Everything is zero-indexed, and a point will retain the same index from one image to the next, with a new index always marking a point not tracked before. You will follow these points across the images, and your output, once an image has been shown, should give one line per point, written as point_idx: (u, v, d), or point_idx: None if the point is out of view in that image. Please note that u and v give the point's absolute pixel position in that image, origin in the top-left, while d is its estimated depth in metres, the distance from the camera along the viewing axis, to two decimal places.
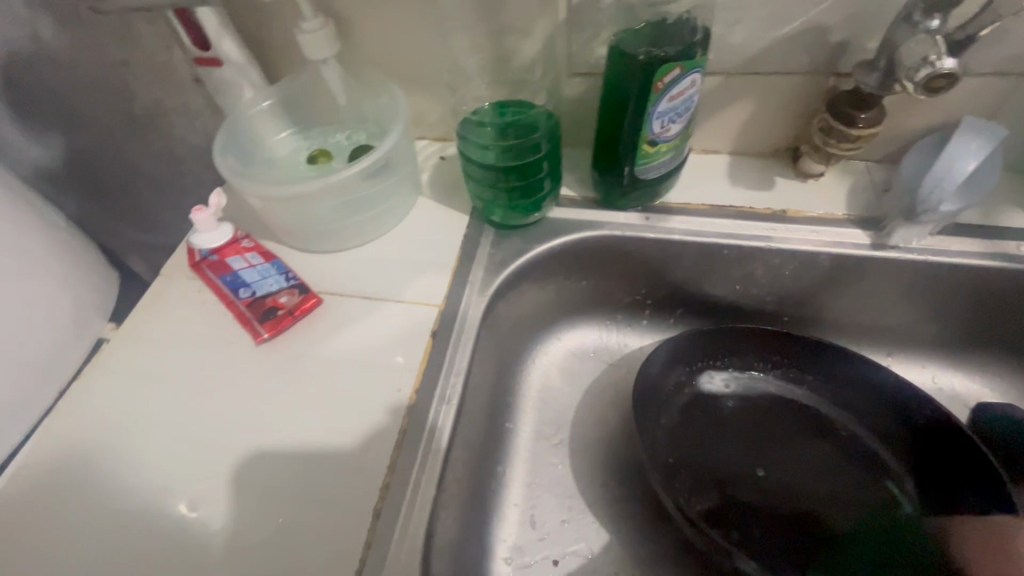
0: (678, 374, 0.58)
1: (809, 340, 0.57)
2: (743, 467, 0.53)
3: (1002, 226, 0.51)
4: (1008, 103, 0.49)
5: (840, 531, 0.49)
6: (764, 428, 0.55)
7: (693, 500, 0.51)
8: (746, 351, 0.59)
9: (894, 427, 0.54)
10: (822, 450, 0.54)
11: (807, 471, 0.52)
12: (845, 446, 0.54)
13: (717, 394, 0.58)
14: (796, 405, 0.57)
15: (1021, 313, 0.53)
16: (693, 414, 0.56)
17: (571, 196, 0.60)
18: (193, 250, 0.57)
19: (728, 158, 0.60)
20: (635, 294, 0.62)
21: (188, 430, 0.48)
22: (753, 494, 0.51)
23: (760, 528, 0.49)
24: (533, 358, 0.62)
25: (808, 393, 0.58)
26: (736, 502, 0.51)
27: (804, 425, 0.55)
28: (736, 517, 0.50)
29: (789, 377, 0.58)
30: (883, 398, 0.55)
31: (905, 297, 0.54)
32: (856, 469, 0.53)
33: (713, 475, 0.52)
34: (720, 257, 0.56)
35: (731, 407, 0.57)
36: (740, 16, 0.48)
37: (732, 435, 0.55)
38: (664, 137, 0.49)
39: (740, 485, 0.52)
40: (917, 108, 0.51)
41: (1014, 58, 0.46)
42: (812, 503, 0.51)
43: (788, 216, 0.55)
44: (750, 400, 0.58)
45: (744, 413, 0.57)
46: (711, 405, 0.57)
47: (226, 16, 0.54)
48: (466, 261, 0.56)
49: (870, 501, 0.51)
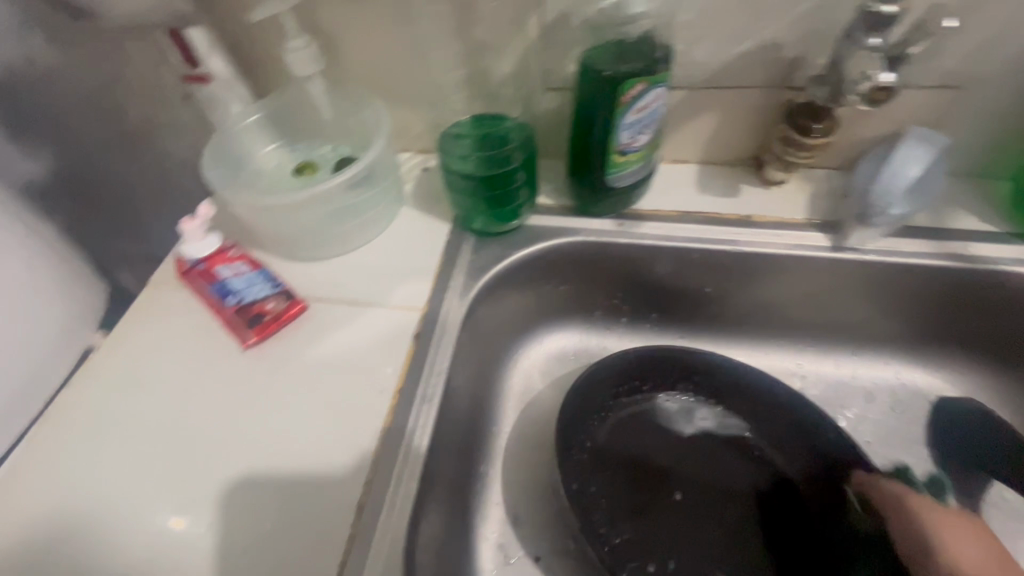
0: (603, 401, 0.60)
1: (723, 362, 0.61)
2: (660, 496, 0.55)
3: (952, 227, 0.55)
4: (951, 113, 0.52)
5: (748, 554, 0.52)
6: (683, 454, 0.58)
7: (613, 532, 0.53)
8: (666, 373, 0.62)
9: (802, 446, 0.57)
10: (734, 468, 0.57)
11: (719, 494, 0.55)
12: (755, 462, 0.57)
13: (642, 418, 0.60)
14: (711, 426, 0.60)
15: (976, 309, 0.55)
16: (616, 438, 0.59)
17: (548, 204, 0.62)
18: (182, 258, 0.58)
19: (696, 167, 0.63)
20: (612, 298, 0.64)
21: (173, 436, 0.49)
22: (670, 526, 0.54)
23: (674, 560, 0.52)
24: (515, 362, 0.64)
25: (721, 411, 0.61)
26: (654, 533, 0.53)
27: (717, 446, 0.58)
28: (654, 550, 0.52)
29: (705, 395, 0.61)
30: (790, 419, 0.58)
31: (867, 296, 0.57)
32: (765, 487, 0.56)
33: (634, 508, 0.54)
34: (691, 261, 0.59)
35: (652, 430, 0.59)
36: (701, 34, 0.51)
37: (652, 463, 0.57)
38: (632, 147, 0.52)
39: (658, 516, 0.54)
40: (868, 119, 0.54)
41: (952, 71, 0.49)
42: (722, 527, 0.54)
43: (753, 221, 0.58)
44: (671, 424, 0.60)
45: (665, 439, 0.59)
46: (634, 428, 0.60)
47: (215, 35, 0.57)
48: (448, 267, 0.58)
49: (776, 516, 0.54)
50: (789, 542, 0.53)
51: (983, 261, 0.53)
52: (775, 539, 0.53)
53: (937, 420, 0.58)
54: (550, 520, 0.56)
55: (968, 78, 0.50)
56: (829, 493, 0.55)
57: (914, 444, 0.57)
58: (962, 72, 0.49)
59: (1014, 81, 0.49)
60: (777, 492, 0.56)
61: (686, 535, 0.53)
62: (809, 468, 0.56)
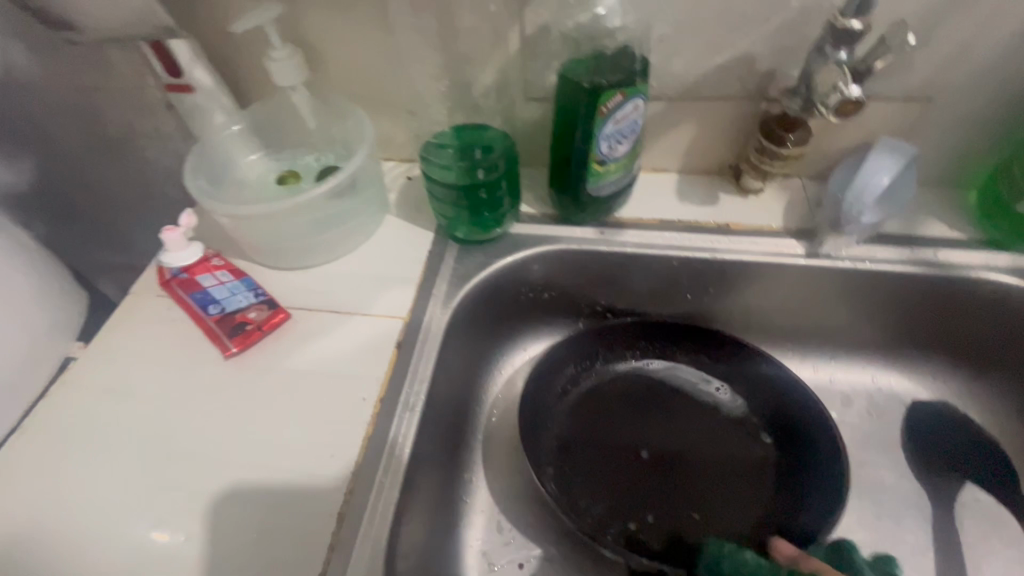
0: (566, 374, 0.62)
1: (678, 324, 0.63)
2: (628, 456, 0.56)
3: (922, 235, 0.56)
4: (920, 124, 0.54)
5: (720, 498, 0.54)
6: (644, 410, 0.60)
7: (592, 502, 0.54)
8: (625, 341, 0.64)
9: (749, 392, 0.60)
10: (694, 420, 0.59)
11: (684, 446, 0.57)
12: (712, 412, 0.60)
13: (602, 382, 0.62)
14: (670, 384, 0.62)
15: (947, 314, 0.57)
16: (582, 409, 0.60)
17: (531, 213, 0.63)
18: (164, 268, 0.58)
19: (675, 176, 0.64)
20: (594, 305, 0.65)
21: (152, 445, 0.49)
22: (641, 482, 0.55)
23: (651, 515, 0.53)
24: (499, 369, 0.65)
25: (677, 368, 0.63)
26: (631, 496, 0.54)
27: (676, 403, 0.61)
28: (631, 510, 0.53)
29: (660, 354, 0.64)
30: (738, 370, 0.61)
31: (842, 301, 0.59)
32: (724, 434, 0.58)
33: (604, 473, 0.56)
34: (671, 268, 0.60)
35: (615, 397, 0.61)
36: (677, 48, 0.52)
37: (616, 425, 0.59)
38: (612, 157, 0.52)
39: (628, 476, 0.55)
40: (841, 130, 0.56)
41: (919, 84, 0.51)
42: (693, 477, 0.55)
43: (731, 229, 0.59)
44: (629, 384, 0.62)
45: (626, 399, 0.61)
46: (598, 398, 0.61)
47: (198, 45, 0.57)
48: (431, 275, 0.59)
49: (739, 461, 0.56)
50: (751, 481, 0.55)
51: (953, 267, 0.54)
52: (742, 484, 0.55)
53: (912, 422, 0.60)
54: (534, 527, 0.56)
55: (934, 91, 0.51)
56: (776, 426, 0.58)
57: (889, 447, 0.58)
58: (928, 85, 0.51)
59: (976, 94, 0.51)
60: (736, 439, 0.58)
61: (660, 490, 0.55)
62: (753, 405, 0.60)
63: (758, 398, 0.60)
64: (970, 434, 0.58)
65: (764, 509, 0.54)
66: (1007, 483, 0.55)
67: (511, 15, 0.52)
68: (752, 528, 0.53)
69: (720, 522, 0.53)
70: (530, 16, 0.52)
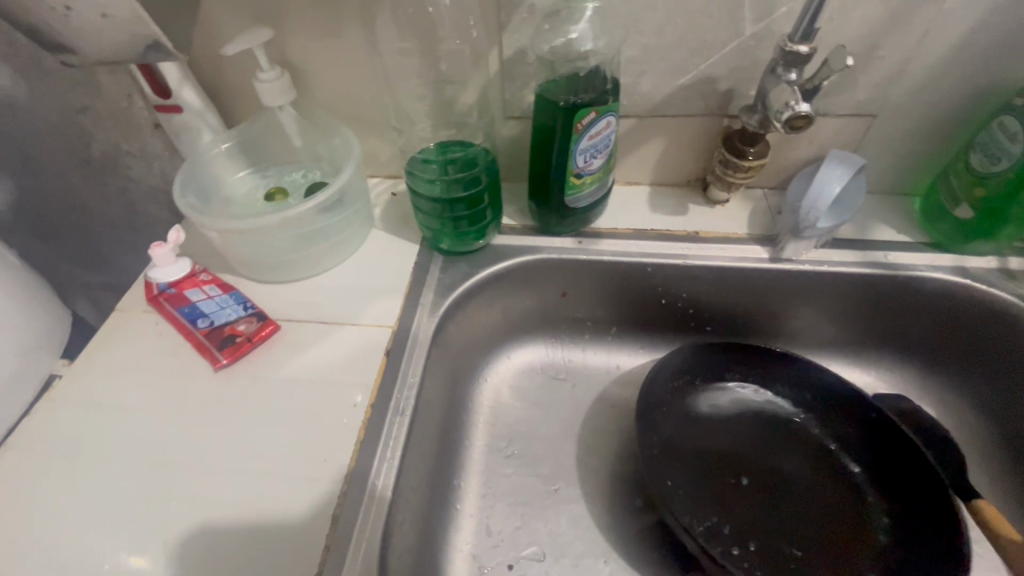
0: (665, 399, 0.63)
1: (771, 351, 0.65)
2: (729, 484, 0.58)
3: (872, 239, 0.61)
4: (867, 138, 0.59)
5: (821, 530, 0.55)
6: (743, 440, 0.61)
7: (697, 521, 0.56)
8: (721, 366, 0.65)
9: (849, 421, 0.61)
10: (793, 452, 0.61)
11: (785, 477, 0.59)
12: (809, 444, 0.61)
13: (696, 409, 0.63)
14: (766, 411, 0.64)
15: (903, 313, 0.61)
16: (682, 429, 0.62)
17: (512, 224, 0.66)
18: (151, 284, 0.59)
19: (647, 188, 0.68)
20: (577, 314, 0.69)
21: (143, 458, 0.49)
22: (746, 510, 0.56)
23: (755, 543, 0.55)
24: (486, 376, 0.68)
25: (773, 396, 0.65)
26: (733, 520, 0.56)
27: (773, 432, 0.62)
28: (734, 536, 0.55)
29: (756, 383, 0.65)
30: (839, 399, 0.62)
31: (806, 301, 0.62)
32: (823, 467, 0.60)
33: (707, 496, 0.57)
34: (645, 275, 0.63)
35: (709, 421, 0.63)
36: (645, 69, 0.56)
37: (714, 450, 0.61)
38: (588, 170, 0.56)
39: (731, 501, 0.57)
40: (796, 144, 0.61)
41: (863, 102, 0.56)
42: (791, 506, 0.57)
43: (701, 237, 0.63)
44: (727, 411, 0.64)
45: (721, 426, 0.63)
46: (695, 420, 0.63)
47: (187, 67, 0.59)
48: (417, 285, 0.60)
49: (839, 492, 0.58)
50: (851, 512, 0.57)
51: (902, 268, 0.58)
52: (844, 514, 0.56)
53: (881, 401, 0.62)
54: (522, 529, 0.58)
55: (877, 107, 0.56)
56: (876, 458, 0.59)
57: None
58: (871, 103, 0.56)
59: (916, 110, 0.56)
60: (834, 470, 0.59)
61: (761, 518, 0.56)
62: (852, 437, 0.61)
63: (857, 428, 0.61)
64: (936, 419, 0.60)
65: (866, 544, 0.54)
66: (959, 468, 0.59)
67: (489, 39, 0.55)
68: (854, 560, 0.54)
69: (823, 555, 0.54)
70: (507, 40, 0.55)
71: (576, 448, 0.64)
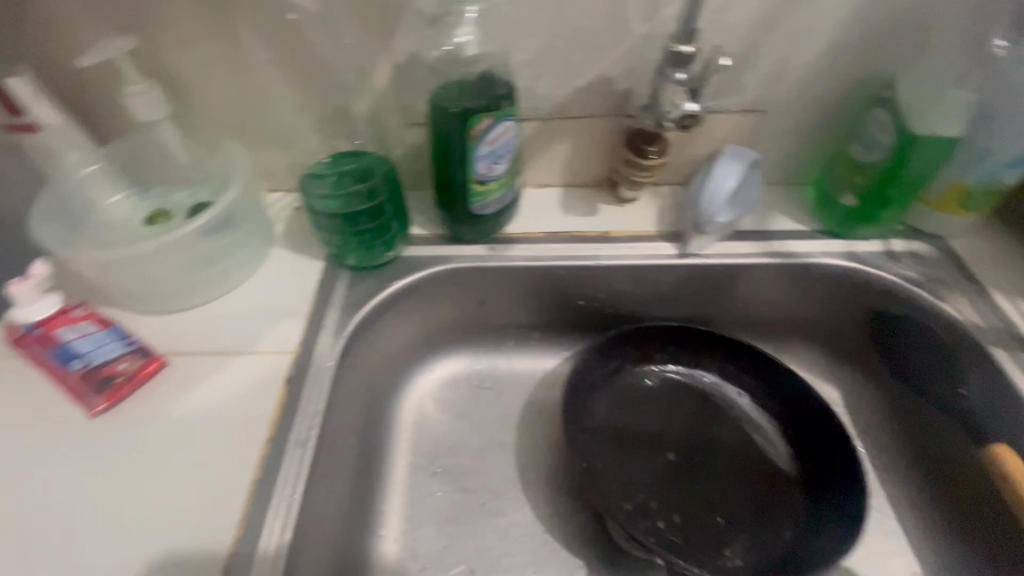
0: (596, 382, 0.64)
1: (700, 332, 0.65)
2: (658, 459, 0.59)
3: (772, 230, 0.63)
4: (760, 132, 0.61)
5: (743, 499, 0.57)
6: (674, 419, 0.62)
7: (625, 498, 0.57)
8: (653, 348, 0.66)
9: (773, 390, 0.63)
10: (722, 426, 0.62)
11: (712, 450, 0.60)
12: (737, 419, 0.63)
13: (628, 388, 0.65)
14: (697, 390, 0.65)
15: (814, 296, 0.63)
16: (614, 409, 0.63)
17: (422, 234, 0.64)
18: (14, 324, 0.51)
19: (559, 189, 0.68)
20: (498, 321, 0.68)
21: (6, 523, 0.44)
22: (674, 486, 0.57)
23: (679, 515, 0.55)
24: (408, 391, 0.66)
25: (704, 373, 0.66)
26: (660, 495, 0.57)
27: (702, 408, 0.64)
28: (660, 511, 0.56)
29: (689, 362, 0.66)
30: (763, 369, 0.64)
31: (717, 293, 0.64)
32: (749, 439, 0.61)
33: (633, 474, 0.58)
34: (559, 278, 0.63)
35: (641, 401, 0.64)
36: (541, 72, 0.56)
37: (645, 430, 0.61)
38: (491, 176, 0.55)
39: (659, 478, 0.58)
40: (696, 140, 0.62)
41: (753, 98, 0.58)
42: (717, 478, 0.58)
43: (611, 236, 0.63)
44: (659, 391, 0.65)
45: (654, 405, 0.64)
46: (629, 399, 0.64)
47: (42, 82, 0.53)
48: (322, 305, 0.57)
49: (762, 463, 0.59)
50: (773, 478, 0.58)
51: (800, 256, 0.60)
52: (765, 482, 0.58)
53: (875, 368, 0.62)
54: (448, 550, 0.56)
55: (766, 103, 0.58)
56: (795, 425, 0.61)
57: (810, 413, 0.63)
58: (760, 98, 0.58)
59: (802, 103, 0.58)
60: (759, 442, 0.61)
61: (687, 492, 0.57)
62: (775, 405, 0.63)
63: (780, 396, 0.63)
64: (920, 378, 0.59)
65: (785, 508, 0.56)
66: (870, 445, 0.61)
67: (378, 46, 0.52)
68: (774, 524, 0.55)
69: (745, 522, 0.55)
70: (397, 46, 0.53)
71: (502, 459, 0.63)
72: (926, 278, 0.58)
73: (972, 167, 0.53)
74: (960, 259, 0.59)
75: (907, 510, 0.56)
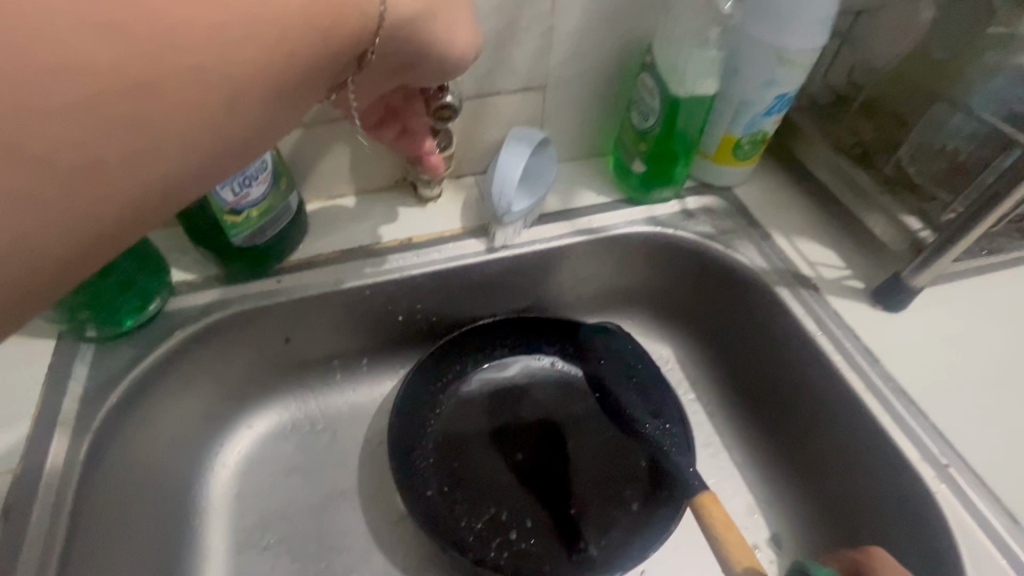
0: (431, 396, 0.59)
1: (531, 319, 0.63)
2: (504, 464, 0.56)
3: (577, 206, 0.61)
4: (546, 109, 0.59)
5: (590, 482, 0.56)
6: (518, 415, 0.60)
7: (474, 517, 0.53)
8: (487, 346, 0.62)
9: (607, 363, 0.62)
10: (566, 410, 0.61)
11: (557, 439, 0.58)
12: (581, 398, 0.61)
13: (468, 394, 0.61)
14: (537, 379, 0.62)
15: (630, 261, 0.63)
16: (454, 420, 0.59)
17: (189, 278, 0.53)
18: None
19: (353, 198, 0.61)
20: (315, 355, 0.60)
21: None
22: (522, 488, 0.55)
23: (531, 518, 0.54)
24: (220, 457, 0.57)
25: (544, 358, 0.63)
26: (509, 503, 0.54)
27: (546, 397, 0.61)
28: (511, 519, 0.54)
29: (525, 350, 0.63)
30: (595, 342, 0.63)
31: (541, 276, 0.62)
32: (592, 416, 0.60)
33: (480, 488, 0.55)
34: (368, 298, 0.57)
35: (482, 404, 0.60)
36: None
37: (489, 434, 0.58)
38: (247, 203, 0.47)
39: (506, 485, 0.55)
40: (484, 125, 0.58)
41: (526, 77, 0.55)
42: (563, 467, 0.57)
43: (414, 243, 0.58)
44: (500, 388, 0.61)
45: (495, 405, 0.60)
46: (470, 405, 0.60)
47: None
48: (53, 400, 0.46)
49: (606, 437, 0.59)
50: (618, 450, 0.58)
51: (607, 229, 0.60)
52: (611, 457, 0.57)
53: (703, 313, 0.63)
54: None
55: (543, 79, 0.56)
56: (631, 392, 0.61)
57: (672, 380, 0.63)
58: (534, 75, 0.55)
59: (577, 76, 0.57)
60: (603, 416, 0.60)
61: (535, 490, 0.55)
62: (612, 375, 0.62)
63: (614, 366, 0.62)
64: (731, 325, 0.61)
65: (635, 481, 0.56)
66: (705, 396, 0.63)
67: None
68: (623, 499, 0.55)
69: (596, 505, 0.54)
70: None
71: (343, 509, 0.56)
72: (718, 231, 0.60)
73: (738, 118, 0.55)
74: (744, 208, 0.62)
75: (738, 447, 0.60)
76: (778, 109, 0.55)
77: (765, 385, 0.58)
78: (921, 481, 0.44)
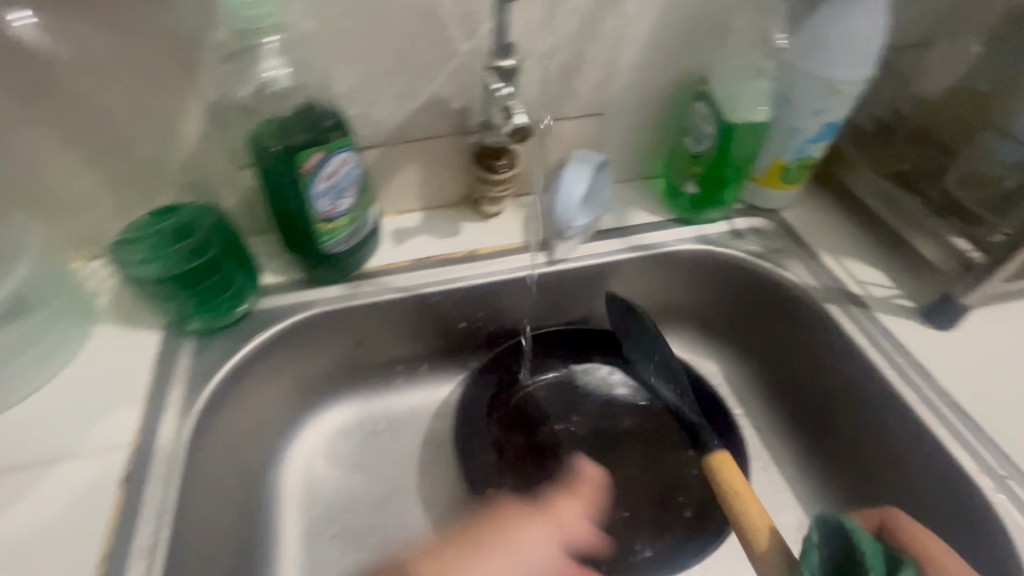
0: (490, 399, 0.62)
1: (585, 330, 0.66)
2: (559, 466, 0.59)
3: (629, 225, 0.65)
4: (604, 133, 0.63)
5: (642, 488, 0.58)
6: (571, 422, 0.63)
7: None
8: (541, 355, 0.66)
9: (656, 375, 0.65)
10: (617, 418, 0.63)
11: (608, 446, 0.61)
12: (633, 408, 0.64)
13: (524, 399, 0.64)
14: (588, 388, 0.65)
15: (681, 278, 0.65)
16: (511, 424, 0.62)
17: (276, 281, 0.58)
18: None
19: (422, 213, 0.65)
20: (380, 358, 0.64)
21: None
22: None
23: None
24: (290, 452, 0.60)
25: (593, 366, 0.66)
26: None
27: (598, 404, 0.64)
28: None
29: (577, 361, 0.66)
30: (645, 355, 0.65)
31: (594, 289, 0.65)
32: (643, 426, 0.62)
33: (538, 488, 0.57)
34: (434, 305, 0.61)
35: (537, 409, 0.63)
36: (374, 97, 0.54)
37: (545, 438, 0.61)
38: (337, 213, 0.51)
39: None
40: (546, 147, 0.63)
41: (587, 104, 0.60)
42: (615, 472, 0.59)
43: (478, 254, 0.62)
44: (553, 396, 0.64)
45: (549, 411, 0.63)
46: (526, 410, 0.63)
47: None
48: (160, 385, 0.51)
49: (656, 446, 0.61)
50: (668, 458, 0.60)
51: (658, 246, 0.63)
52: (661, 464, 0.60)
53: (751, 329, 0.65)
54: None
55: (602, 106, 0.61)
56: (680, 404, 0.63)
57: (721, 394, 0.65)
58: (594, 102, 0.60)
59: (634, 104, 0.61)
60: (652, 426, 0.62)
61: None
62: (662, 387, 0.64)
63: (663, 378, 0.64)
64: (780, 342, 0.63)
65: (686, 488, 0.58)
66: (753, 410, 0.65)
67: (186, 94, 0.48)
68: (673, 504, 0.57)
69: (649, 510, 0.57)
70: (203, 82, 0.48)
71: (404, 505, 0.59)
72: (767, 250, 0.63)
73: (788, 143, 0.59)
74: (792, 229, 0.64)
75: (789, 461, 0.61)
76: (826, 135, 0.58)
77: (815, 399, 0.59)
78: (981, 495, 0.45)
